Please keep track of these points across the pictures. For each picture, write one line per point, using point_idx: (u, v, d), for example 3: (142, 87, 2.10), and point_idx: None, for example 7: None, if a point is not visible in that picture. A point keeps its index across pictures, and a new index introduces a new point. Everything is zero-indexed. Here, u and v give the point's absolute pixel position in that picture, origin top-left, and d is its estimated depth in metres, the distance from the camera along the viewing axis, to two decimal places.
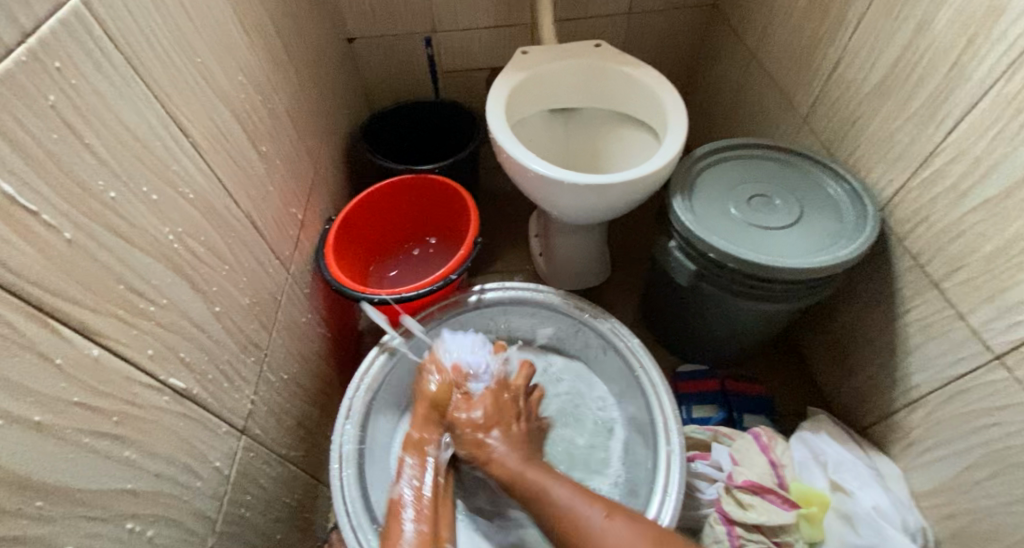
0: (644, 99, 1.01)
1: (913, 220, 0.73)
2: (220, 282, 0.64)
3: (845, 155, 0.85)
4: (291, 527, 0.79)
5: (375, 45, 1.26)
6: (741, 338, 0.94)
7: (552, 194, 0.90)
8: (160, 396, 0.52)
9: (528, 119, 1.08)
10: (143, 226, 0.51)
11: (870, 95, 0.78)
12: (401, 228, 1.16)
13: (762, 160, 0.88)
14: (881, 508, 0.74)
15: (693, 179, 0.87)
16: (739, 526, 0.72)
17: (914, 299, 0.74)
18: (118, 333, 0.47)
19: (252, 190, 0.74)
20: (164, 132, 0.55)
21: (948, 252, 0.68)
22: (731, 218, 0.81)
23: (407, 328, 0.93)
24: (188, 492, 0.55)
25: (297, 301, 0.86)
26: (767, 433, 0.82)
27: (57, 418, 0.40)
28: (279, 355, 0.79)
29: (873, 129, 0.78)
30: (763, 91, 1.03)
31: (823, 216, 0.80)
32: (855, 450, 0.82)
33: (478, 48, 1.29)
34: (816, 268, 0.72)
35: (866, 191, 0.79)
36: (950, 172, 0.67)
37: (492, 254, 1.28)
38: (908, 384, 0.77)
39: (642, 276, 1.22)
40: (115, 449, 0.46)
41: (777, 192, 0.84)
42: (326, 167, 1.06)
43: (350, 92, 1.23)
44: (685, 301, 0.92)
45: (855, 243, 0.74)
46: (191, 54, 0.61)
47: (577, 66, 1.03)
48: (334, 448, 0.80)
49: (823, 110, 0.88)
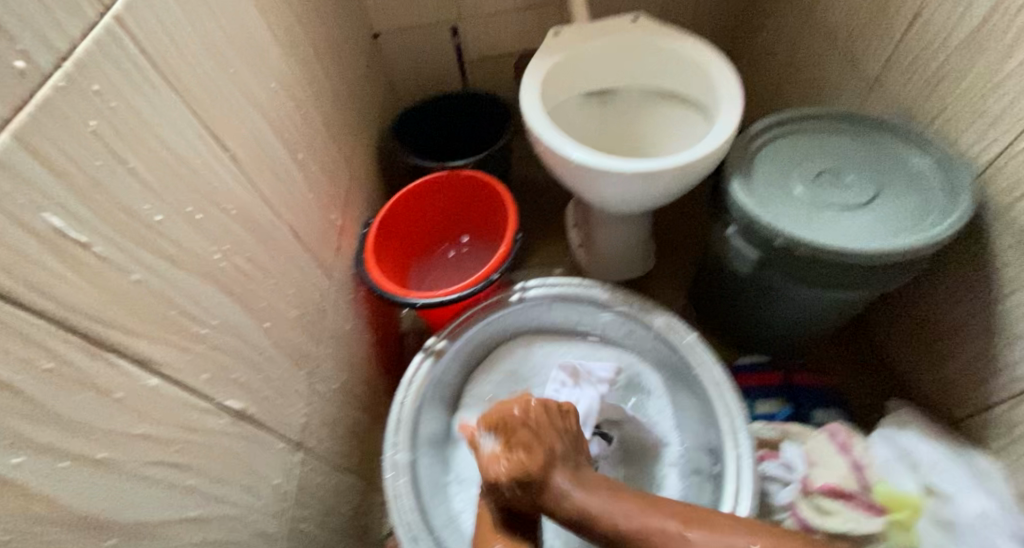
0: (692, 75, 0.95)
1: (1015, 193, 0.64)
2: (268, 297, 0.63)
3: (926, 121, 0.76)
4: (349, 535, 0.79)
5: (402, 38, 1.23)
6: (805, 327, 0.88)
7: (599, 184, 0.85)
8: (219, 419, 0.51)
9: (567, 105, 1.03)
10: (191, 246, 0.49)
11: (955, 54, 0.70)
12: (438, 226, 1.13)
13: (829, 134, 0.81)
14: (989, 514, 0.67)
15: (753, 158, 0.80)
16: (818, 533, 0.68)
17: (1017, 280, 0.66)
18: (175, 360, 0.46)
19: (292, 199, 0.72)
20: (205, 147, 0.53)
21: None
22: (797, 200, 0.75)
23: (452, 331, 0.92)
24: (250, 512, 0.55)
25: (341, 307, 0.85)
26: (846, 431, 0.75)
27: (121, 454, 0.39)
28: (328, 365, 0.78)
29: (961, 92, 0.70)
30: (821, 56, 0.96)
31: (904, 191, 0.72)
32: (948, 446, 0.75)
33: (505, 34, 1.25)
34: (899, 251, 0.66)
35: (954, 161, 0.71)
36: None
37: (532, 247, 1.24)
38: (1009, 373, 0.69)
39: (689, 263, 1.16)
40: (178, 479, 0.44)
41: (849, 167, 0.77)
42: (361, 169, 1.05)
43: (378, 89, 1.21)
44: (744, 290, 0.87)
45: (945, 221, 0.66)
46: (224, 62, 0.59)
47: (617, 45, 0.97)
48: (385, 457, 0.78)
49: (898, 73, 0.79)
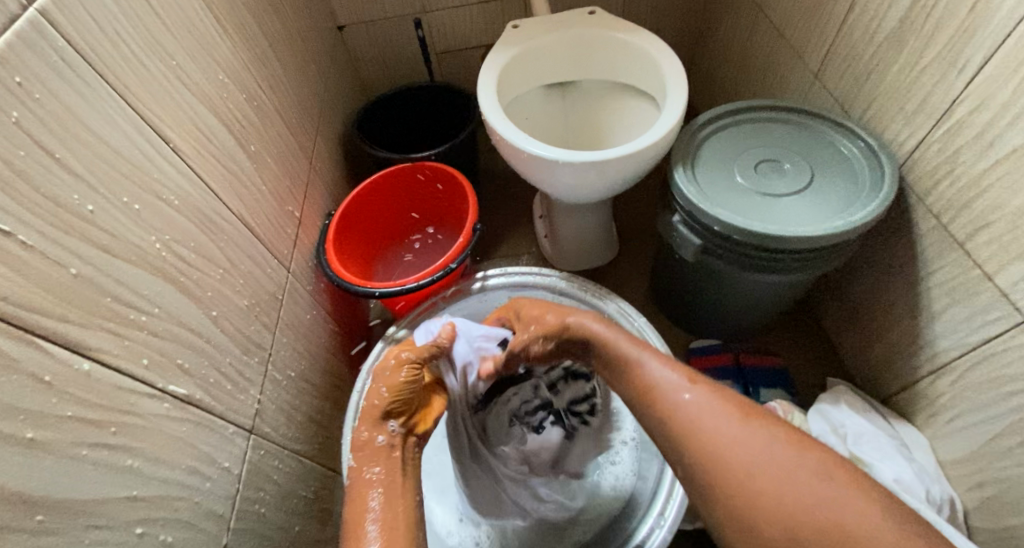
0: (644, 68, 0.97)
1: (935, 178, 0.67)
2: (216, 287, 0.64)
3: (859, 111, 0.79)
4: (309, 519, 0.81)
5: (366, 31, 1.24)
6: (752, 311, 0.91)
7: (550, 174, 0.87)
8: (160, 404, 0.53)
9: (524, 97, 1.05)
10: (127, 236, 0.51)
11: (882, 46, 0.72)
12: (402, 218, 1.15)
13: (770, 124, 0.83)
14: (904, 481, 0.70)
15: (697, 148, 0.83)
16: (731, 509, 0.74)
17: (937, 261, 0.69)
18: (110, 345, 0.47)
19: (243, 191, 0.74)
20: (141, 138, 0.54)
21: (972, 211, 0.63)
22: (736, 188, 0.77)
23: (412, 320, 0.94)
24: (197, 493, 0.56)
25: (299, 298, 0.87)
26: (783, 408, 0.79)
27: (51, 435, 0.40)
28: (285, 353, 0.79)
29: (888, 83, 0.73)
30: (769, 48, 0.98)
31: (836, 179, 0.75)
32: (876, 420, 0.78)
33: (469, 26, 1.26)
34: (825, 235, 0.69)
35: (882, 149, 0.74)
36: (973, 124, 0.61)
37: (498, 238, 1.26)
38: (931, 350, 0.73)
39: (650, 252, 1.19)
40: (114, 459, 0.46)
41: (787, 156, 0.80)
42: (322, 162, 1.06)
43: (342, 83, 1.22)
44: (693, 276, 0.90)
45: (870, 207, 0.69)
46: (164, 55, 0.60)
47: (571, 38, 0.99)
48: (345, 442, 0.81)
49: (835, 65, 0.82)
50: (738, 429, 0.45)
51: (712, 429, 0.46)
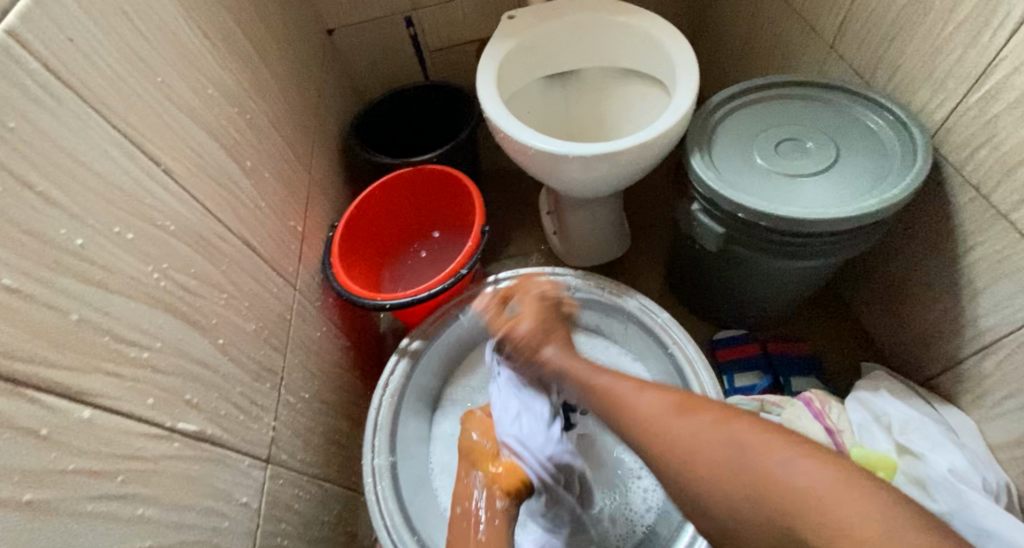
0: (650, 52, 0.93)
1: (972, 148, 0.63)
2: (221, 313, 0.61)
3: (883, 82, 0.75)
4: (334, 544, 0.78)
5: (357, 33, 1.20)
6: (779, 298, 0.87)
7: (559, 170, 0.83)
8: (170, 444, 0.49)
9: (526, 91, 1.01)
10: (122, 268, 0.47)
11: (905, 10, 0.68)
12: (406, 224, 1.12)
13: (788, 102, 0.79)
14: (958, 470, 0.66)
15: (712, 131, 0.79)
16: None
17: (978, 236, 0.65)
18: (110, 389, 0.44)
19: (242, 209, 0.70)
20: (130, 162, 0.51)
21: (1015, 180, 0.59)
22: (757, 170, 0.73)
23: (425, 330, 0.90)
24: (215, 535, 0.53)
25: (308, 315, 0.83)
26: (820, 398, 0.76)
27: (53, 493, 0.37)
28: (298, 375, 0.76)
29: (913, 49, 0.68)
30: (779, 22, 0.94)
31: (862, 154, 0.71)
32: (920, 406, 0.74)
33: (462, 22, 1.22)
34: (858, 215, 0.65)
35: (910, 120, 0.70)
36: (1011, 87, 0.57)
37: (506, 238, 1.22)
38: (974, 328, 0.69)
39: (664, 242, 1.15)
40: (124, 511, 0.43)
41: (808, 134, 0.75)
42: (322, 172, 1.02)
43: (336, 88, 1.18)
44: (715, 265, 0.86)
45: (903, 181, 0.65)
46: (147, 71, 0.57)
47: (571, 26, 0.95)
48: (365, 463, 0.78)
49: (853, 35, 0.77)
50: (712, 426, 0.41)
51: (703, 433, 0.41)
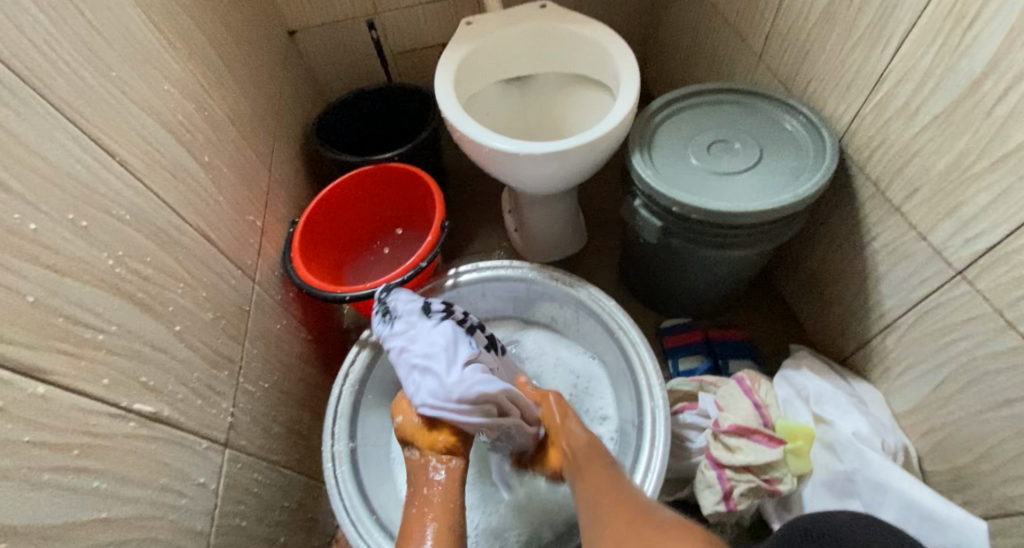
0: (596, 58, 0.99)
1: (871, 148, 0.71)
2: (177, 301, 0.63)
3: (800, 88, 0.82)
4: (293, 528, 0.81)
5: (318, 35, 1.23)
6: (715, 287, 0.94)
7: (511, 168, 0.88)
8: (126, 423, 0.52)
9: (481, 93, 1.06)
10: (76, 254, 0.50)
11: (815, 24, 0.75)
12: (368, 221, 1.15)
13: (719, 106, 0.86)
14: (862, 434, 0.74)
15: (651, 132, 0.85)
16: (728, 468, 0.74)
17: (878, 226, 0.72)
18: (67, 367, 0.46)
19: (199, 203, 0.72)
20: (85, 154, 0.53)
21: (905, 175, 0.66)
22: (690, 168, 0.80)
23: None
24: (172, 511, 0.56)
25: (267, 307, 0.86)
26: (750, 376, 0.82)
27: (11, 460, 0.39)
28: (256, 364, 0.79)
29: (823, 60, 0.76)
30: (714, 33, 1.01)
31: (782, 154, 0.78)
32: (835, 381, 0.82)
33: (422, 26, 1.26)
34: (776, 209, 0.71)
35: (822, 123, 0.77)
36: (899, 94, 0.65)
37: (466, 235, 1.27)
38: (880, 311, 0.77)
39: (615, 238, 1.22)
40: (81, 482, 0.45)
41: (736, 135, 0.82)
42: (282, 170, 1.05)
43: (298, 88, 1.20)
44: (657, 257, 0.92)
45: (815, 178, 0.72)
46: (103, 68, 0.59)
47: (522, 32, 1.00)
48: (325, 449, 0.80)
49: (775, 46, 0.85)
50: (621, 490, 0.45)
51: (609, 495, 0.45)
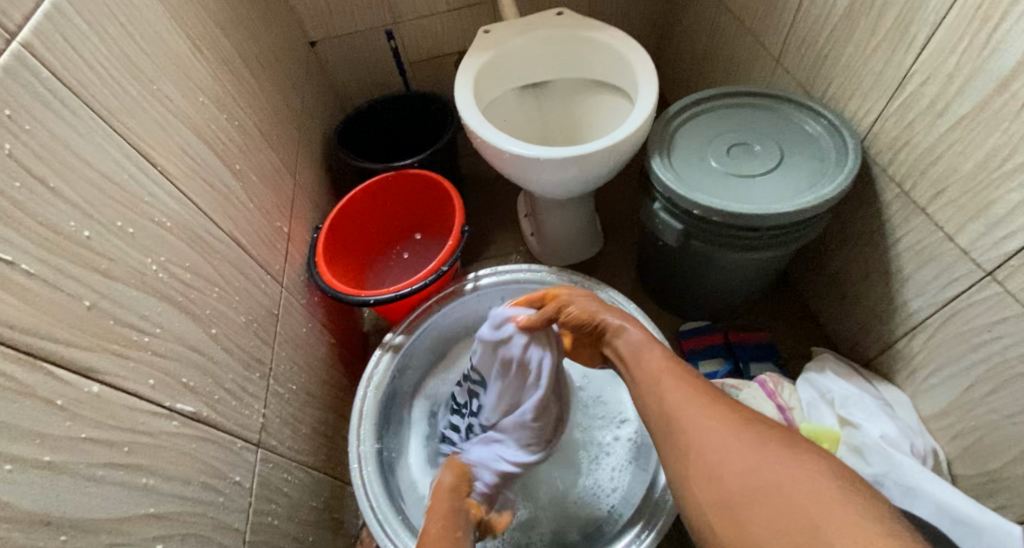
0: (614, 63, 1.00)
1: (894, 149, 0.71)
2: (213, 305, 0.65)
3: (820, 92, 0.83)
4: (321, 529, 0.82)
5: (339, 45, 1.26)
6: (736, 289, 0.94)
7: (532, 173, 0.90)
8: (170, 422, 0.54)
9: (501, 100, 1.07)
10: (124, 259, 0.51)
11: (836, 27, 0.76)
12: (388, 227, 1.17)
13: (737, 109, 0.87)
14: (889, 437, 0.74)
15: (671, 136, 0.86)
16: None
17: (903, 227, 0.72)
18: (117, 368, 0.48)
19: (232, 210, 0.75)
20: (130, 163, 0.55)
21: (930, 177, 0.66)
22: (711, 171, 0.80)
23: (408, 325, 0.95)
24: (212, 509, 0.57)
25: (294, 311, 0.88)
26: (773, 379, 0.82)
27: (68, 456, 0.41)
28: (285, 367, 0.80)
29: (844, 62, 0.76)
30: (731, 37, 1.02)
31: (803, 156, 0.79)
32: (860, 384, 0.82)
33: (440, 35, 1.28)
34: (799, 210, 0.72)
35: (843, 125, 0.77)
36: (923, 96, 0.65)
37: (484, 239, 1.28)
38: (905, 312, 0.76)
39: (633, 241, 1.22)
40: (131, 479, 0.47)
41: (756, 138, 0.83)
42: (306, 177, 1.07)
43: (319, 97, 1.23)
44: (677, 260, 0.93)
45: (838, 179, 0.73)
46: (144, 80, 0.61)
47: (541, 39, 1.02)
48: (351, 450, 0.82)
49: (794, 49, 0.85)
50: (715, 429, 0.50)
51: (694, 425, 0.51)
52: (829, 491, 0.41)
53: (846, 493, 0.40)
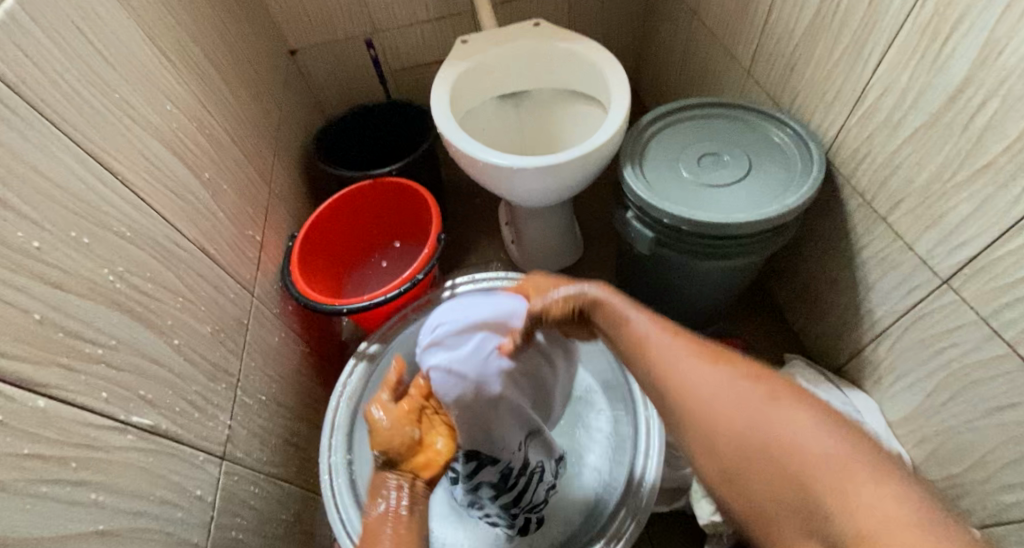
0: (589, 74, 1.01)
1: (856, 160, 0.72)
2: (176, 315, 0.64)
3: (788, 103, 0.84)
4: (291, 542, 0.81)
5: (318, 53, 1.25)
6: (709, 297, 0.95)
7: (506, 182, 0.90)
8: (124, 435, 0.53)
9: (478, 110, 1.08)
10: (78, 270, 0.51)
11: (800, 40, 0.77)
12: (366, 235, 1.16)
13: (708, 120, 0.88)
14: None
15: (644, 146, 0.86)
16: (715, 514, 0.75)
17: (866, 236, 0.73)
18: (66, 381, 0.47)
19: (199, 218, 0.74)
20: (88, 173, 0.55)
21: (889, 187, 0.67)
22: (682, 180, 0.81)
23: (382, 334, 0.94)
24: (169, 524, 0.56)
25: (265, 320, 0.87)
26: None
27: (11, 474, 0.40)
28: (254, 377, 0.79)
29: (809, 74, 0.77)
30: (704, 49, 1.03)
31: (771, 166, 0.80)
32: (830, 390, 0.82)
33: (420, 45, 1.29)
34: (766, 220, 0.72)
35: (809, 136, 0.79)
36: (881, 108, 0.66)
37: (463, 247, 1.28)
38: (871, 319, 0.77)
39: (611, 249, 1.23)
40: (79, 495, 0.46)
41: (726, 148, 0.84)
42: (282, 185, 1.06)
43: (298, 105, 1.22)
44: (651, 268, 0.93)
45: (803, 189, 0.74)
46: (106, 89, 0.61)
47: (517, 49, 1.02)
48: (322, 461, 0.81)
49: (762, 62, 0.87)
50: (706, 368, 0.45)
51: (681, 369, 0.46)
52: (806, 426, 0.37)
53: (849, 434, 0.36)
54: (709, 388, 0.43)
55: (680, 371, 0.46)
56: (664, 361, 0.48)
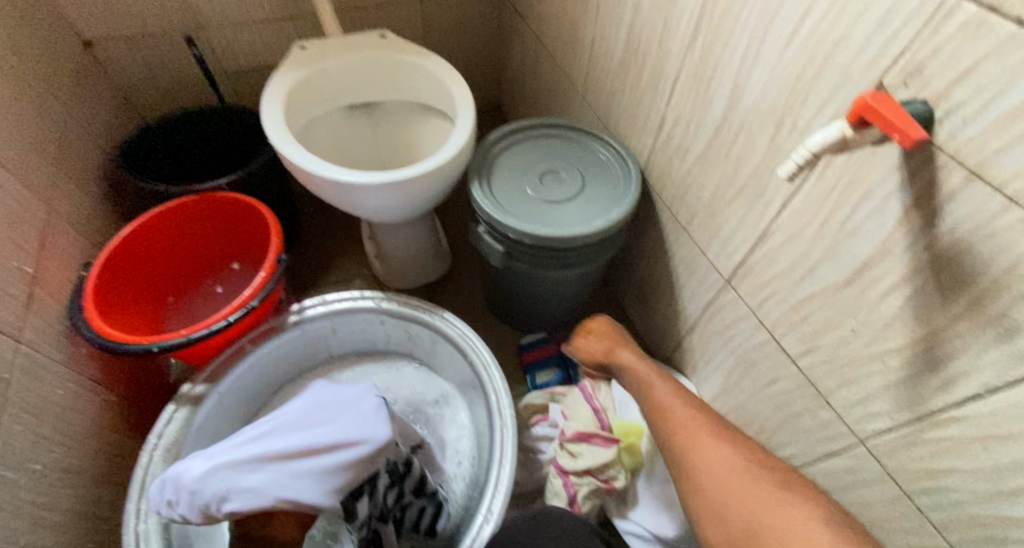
0: (433, 89, 1.02)
1: (664, 178, 0.83)
2: None
3: (612, 126, 0.94)
4: None
5: (125, 48, 1.10)
6: (559, 303, 1.02)
7: (349, 198, 0.87)
8: None
9: (319, 121, 1.03)
10: None
11: (617, 70, 0.86)
12: (194, 256, 1.05)
13: (544, 139, 0.94)
14: None
15: (489, 163, 0.90)
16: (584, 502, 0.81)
17: (676, 244, 0.85)
18: None
19: None
20: None
21: (687, 202, 0.78)
22: (523, 196, 0.86)
23: (214, 370, 0.86)
24: None
25: (48, 367, 0.73)
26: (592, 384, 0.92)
27: None
28: (24, 439, 0.66)
29: (625, 101, 0.87)
30: (546, 70, 1.11)
31: (599, 183, 0.88)
32: None
33: (252, 47, 1.19)
34: (593, 233, 0.80)
35: (627, 156, 0.88)
36: (677, 135, 0.76)
37: (313, 263, 1.22)
38: (685, 315, 0.89)
39: (465, 259, 1.26)
40: None
41: (562, 166, 0.90)
42: (72, 203, 0.91)
43: (102, 105, 1.06)
44: (505, 279, 0.97)
45: (625, 204, 0.82)
46: None
47: (359, 60, 1.00)
48: (125, 528, 0.71)
49: (592, 87, 0.95)
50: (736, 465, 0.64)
51: (716, 485, 0.62)
52: (814, 527, 0.54)
53: (823, 525, 0.54)
54: (722, 497, 0.61)
55: (698, 456, 0.66)
56: (711, 470, 0.64)
